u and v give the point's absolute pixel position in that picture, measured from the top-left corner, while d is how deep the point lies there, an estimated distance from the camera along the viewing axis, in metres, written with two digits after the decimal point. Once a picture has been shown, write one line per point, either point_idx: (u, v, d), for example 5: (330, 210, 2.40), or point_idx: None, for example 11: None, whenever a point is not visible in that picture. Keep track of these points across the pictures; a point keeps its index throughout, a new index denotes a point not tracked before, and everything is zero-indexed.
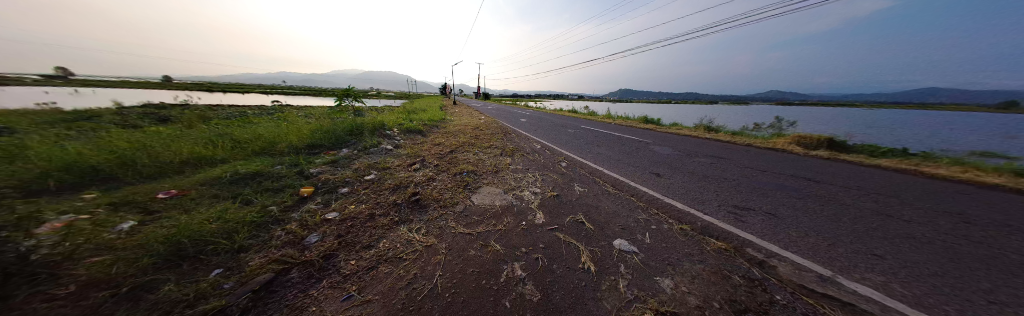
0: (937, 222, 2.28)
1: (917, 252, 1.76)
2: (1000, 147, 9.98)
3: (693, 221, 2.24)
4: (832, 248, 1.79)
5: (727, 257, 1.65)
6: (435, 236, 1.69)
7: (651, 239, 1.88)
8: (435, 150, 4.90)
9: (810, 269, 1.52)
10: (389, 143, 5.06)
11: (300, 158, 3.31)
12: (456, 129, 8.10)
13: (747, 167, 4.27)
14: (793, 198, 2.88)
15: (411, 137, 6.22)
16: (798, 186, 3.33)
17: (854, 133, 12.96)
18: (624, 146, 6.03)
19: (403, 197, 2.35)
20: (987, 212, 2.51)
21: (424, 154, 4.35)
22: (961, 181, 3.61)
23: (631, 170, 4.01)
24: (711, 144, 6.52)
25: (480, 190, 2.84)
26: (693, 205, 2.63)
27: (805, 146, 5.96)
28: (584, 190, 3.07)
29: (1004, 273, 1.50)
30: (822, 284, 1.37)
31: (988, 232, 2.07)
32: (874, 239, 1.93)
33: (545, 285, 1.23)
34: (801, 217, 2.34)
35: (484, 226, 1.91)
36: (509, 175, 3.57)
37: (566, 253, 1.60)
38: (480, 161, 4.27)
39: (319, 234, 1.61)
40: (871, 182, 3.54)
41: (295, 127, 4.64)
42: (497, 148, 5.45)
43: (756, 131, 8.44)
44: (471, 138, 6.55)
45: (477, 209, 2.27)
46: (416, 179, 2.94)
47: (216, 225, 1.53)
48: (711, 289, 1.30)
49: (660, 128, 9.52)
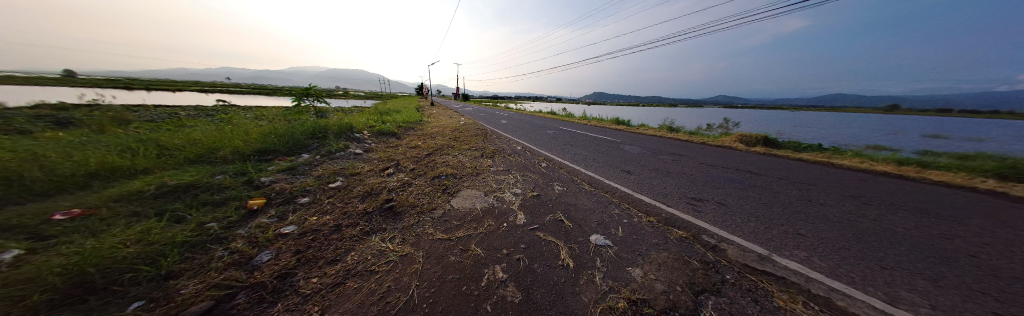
0: (843, 204, 2.78)
1: (830, 229, 2.13)
2: (884, 142, 12.52)
3: (660, 213, 2.44)
4: (769, 230, 2.09)
5: (687, 244, 1.83)
6: (411, 244, 1.62)
7: (623, 232, 2.00)
8: (410, 153, 4.68)
9: (752, 250, 1.75)
10: (358, 146, 4.71)
11: (248, 165, 2.91)
12: (434, 131, 7.84)
13: (703, 163, 4.79)
14: (739, 189, 3.28)
15: (384, 139, 5.88)
16: (742, 178, 3.82)
17: (784, 132, 15.25)
18: (599, 146, 6.36)
19: (375, 204, 2.20)
20: (875, 194, 3.15)
21: (398, 158, 4.14)
22: (859, 170, 4.43)
23: (605, 168, 4.24)
24: (673, 142, 7.20)
25: (459, 193, 2.78)
26: (660, 199, 2.86)
27: (747, 143, 6.86)
28: (562, 188, 3.18)
29: (887, 243, 1.89)
30: (761, 261, 1.59)
31: (875, 211, 2.59)
32: (799, 221, 2.30)
33: (526, 286, 1.24)
34: (745, 205, 2.68)
35: (463, 231, 1.86)
36: (489, 177, 3.55)
37: (546, 252, 1.63)
38: (460, 163, 4.17)
39: (272, 251, 1.43)
40: (796, 172, 4.21)
41: (242, 131, 4.10)
42: (476, 150, 5.38)
43: (708, 130, 9.50)
44: (450, 140, 6.40)
45: (456, 214, 2.20)
46: (390, 185, 2.77)
47: (136, 249, 1.28)
48: (675, 274, 1.43)
49: (629, 128, 10.21)
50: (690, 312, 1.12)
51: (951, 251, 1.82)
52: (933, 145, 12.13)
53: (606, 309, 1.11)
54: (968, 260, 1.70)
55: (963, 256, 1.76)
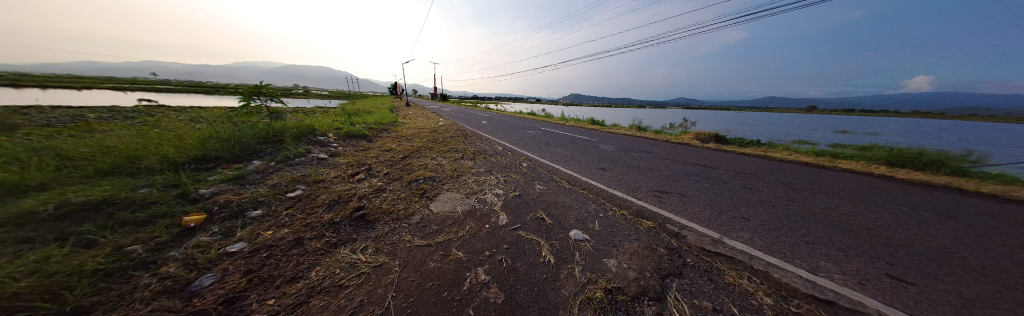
0: (777, 190, 3.26)
1: (768, 212, 2.48)
2: (806, 137, 14.91)
3: (631, 206, 2.62)
4: (721, 216, 2.37)
5: (655, 233, 2.00)
6: (386, 254, 1.52)
7: (599, 226, 2.12)
8: (383, 156, 4.41)
9: (707, 234, 1.97)
10: (322, 151, 4.31)
11: (182, 176, 2.49)
12: (409, 132, 7.49)
13: (668, 158, 5.25)
14: (698, 181, 3.66)
15: (353, 142, 5.45)
16: (700, 171, 4.27)
17: (732, 130, 17.37)
18: (576, 145, 6.64)
19: (344, 213, 2.03)
20: (800, 181, 3.74)
21: (370, 162, 3.87)
22: (789, 161, 5.22)
23: (582, 166, 4.43)
24: (642, 140, 7.79)
25: (439, 197, 2.68)
26: (632, 193, 3.07)
27: (703, 140, 7.69)
28: (543, 187, 3.26)
29: (809, 222, 2.26)
30: (715, 244, 1.81)
31: (801, 195, 3.08)
32: (744, 206, 2.65)
33: (509, 285, 1.25)
34: (702, 195, 3.01)
35: (443, 236, 1.80)
36: (470, 178, 3.49)
37: (528, 250, 1.66)
38: (439, 166, 4.04)
39: (216, 273, 1.24)
40: (742, 165, 4.83)
41: (174, 135, 3.50)
42: (456, 151, 5.26)
43: (671, 129, 10.44)
44: (427, 141, 6.17)
45: (435, 218, 2.12)
46: (361, 192, 2.58)
47: (26, 282, 1.00)
48: (645, 261, 1.55)
49: (604, 128, 10.79)
50: (658, 295, 1.23)
51: (853, 225, 2.25)
52: (839, 139, 14.79)
53: (585, 300, 1.17)
54: (863, 232, 2.11)
55: (860, 228, 2.18)
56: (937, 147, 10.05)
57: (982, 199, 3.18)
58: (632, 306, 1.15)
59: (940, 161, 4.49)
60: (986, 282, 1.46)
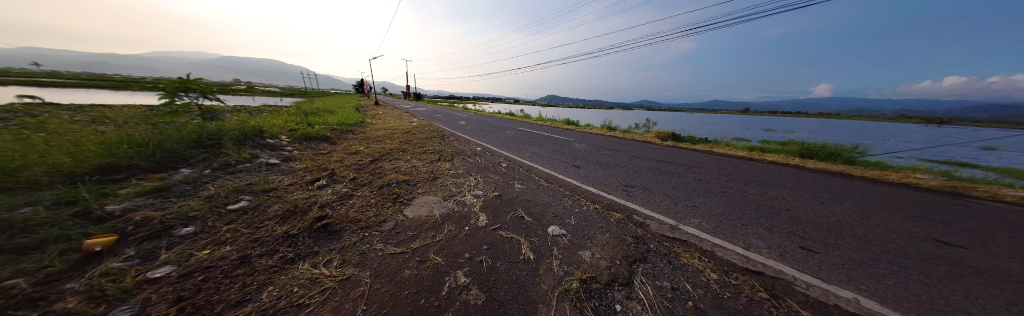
0: (722, 181, 3.78)
1: (714, 200, 2.86)
2: (742, 135, 17.47)
3: (603, 200, 2.81)
4: (679, 205, 2.67)
5: (624, 224, 2.17)
6: (355, 265, 1.41)
7: (575, 221, 2.23)
8: (349, 160, 4.07)
9: (665, 222, 2.21)
10: (273, 155, 3.82)
11: (77, 189, 1.99)
12: (379, 134, 7.02)
13: (634, 155, 5.72)
14: (659, 175, 4.06)
15: (312, 145, 4.91)
16: (661, 166, 4.74)
17: (687, 129, 19.56)
18: (553, 144, 6.87)
19: (302, 224, 1.82)
20: (738, 172, 4.38)
21: (333, 167, 3.54)
22: (730, 155, 6.06)
23: (559, 164, 4.61)
24: (611, 139, 8.36)
25: (414, 201, 2.57)
26: (604, 188, 3.29)
27: (663, 139, 8.53)
28: (522, 186, 3.31)
29: (744, 207, 2.67)
30: (672, 230, 2.05)
31: (739, 184, 3.61)
32: (696, 196, 3.02)
33: (489, 285, 1.26)
34: (663, 188, 3.35)
35: (419, 241, 1.73)
36: (447, 181, 3.39)
37: (508, 249, 1.68)
38: (413, 168, 3.85)
39: (136, 303, 1.00)
40: (694, 159, 5.47)
41: (60, 141, 2.77)
42: (432, 153, 5.07)
43: (636, 128, 11.37)
44: (400, 143, 5.83)
45: (410, 224, 2.03)
46: (323, 199, 2.35)
47: None
48: (615, 250, 1.69)
49: (577, 128, 11.32)
50: (626, 280, 1.35)
51: (776, 207, 2.71)
52: (766, 136, 17.63)
53: (563, 292, 1.23)
54: (783, 212, 2.56)
55: (782, 210, 2.64)
56: (831, 141, 12.59)
57: (861, 182, 4.08)
58: (605, 292, 1.24)
59: (836, 153, 5.62)
60: (863, 247, 1.89)
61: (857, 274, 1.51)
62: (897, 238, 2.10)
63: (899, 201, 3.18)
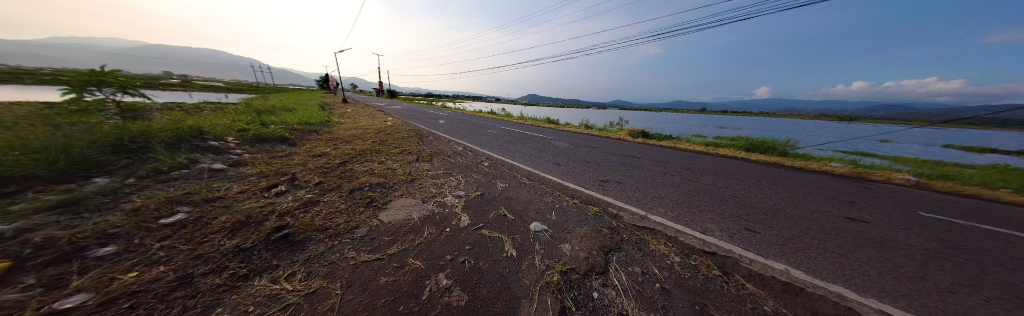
0: (684, 173, 4.18)
1: (678, 191, 3.17)
2: (701, 132, 19.45)
3: (581, 195, 2.94)
4: (648, 197, 2.90)
5: (600, 216, 2.30)
6: (323, 277, 1.29)
7: (555, 216, 2.31)
8: (314, 162, 3.73)
9: (636, 213, 2.39)
10: (218, 160, 3.35)
11: None
12: (349, 134, 6.52)
13: (609, 152, 6.05)
14: (631, 170, 4.37)
15: (269, 147, 4.40)
16: (633, 161, 5.09)
17: (655, 127, 21.20)
18: (533, 142, 6.99)
19: (257, 236, 1.60)
20: (698, 165, 4.89)
21: (295, 171, 3.21)
22: (691, 150, 6.72)
23: (539, 162, 4.71)
24: (589, 137, 8.76)
25: (390, 205, 2.44)
26: (582, 183, 3.44)
27: (634, 136, 9.16)
28: (503, 184, 3.33)
29: (702, 196, 2.99)
30: (642, 219, 2.22)
31: (698, 176, 4.04)
32: (663, 187, 3.31)
33: (472, 285, 1.25)
34: (635, 181, 3.61)
35: (396, 246, 1.66)
36: (426, 182, 3.27)
37: (490, 248, 1.68)
38: (388, 170, 3.65)
39: None
40: (662, 154, 5.98)
41: None
42: (409, 154, 4.84)
43: (610, 127, 12.04)
44: (373, 143, 5.49)
45: (386, 229, 1.92)
46: (282, 207, 2.12)
47: None
48: (592, 242, 1.78)
49: (557, 127, 11.64)
50: (602, 269, 1.44)
51: (727, 195, 3.08)
52: (720, 133, 19.83)
53: (544, 285, 1.27)
54: (733, 199, 2.92)
55: (732, 197, 3.01)
56: (770, 137, 14.60)
57: (792, 171, 4.80)
58: (583, 282, 1.31)
59: (773, 147, 6.54)
60: (792, 225, 2.24)
61: (787, 249, 1.79)
62: (817, 216, 2.53)
63: (819, 185, 3.82)
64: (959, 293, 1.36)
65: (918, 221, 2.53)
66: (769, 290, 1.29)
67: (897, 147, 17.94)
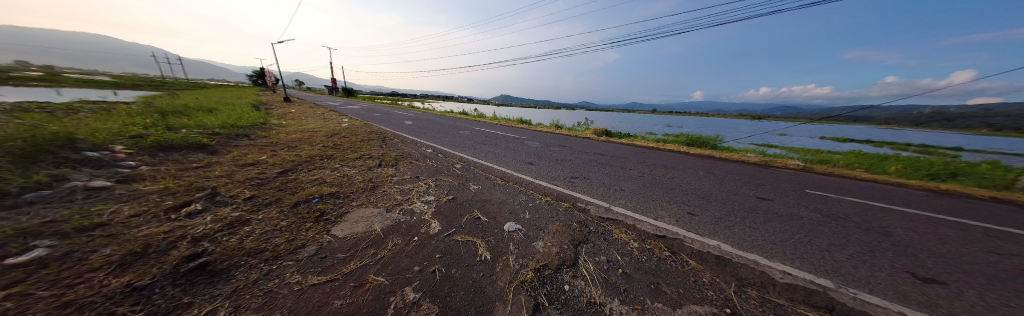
0: (642, 167, 4.64)
1: (638, 184, 3.49)
2: (654, 130, 21.90)
3: (552, 192, 3.05)
4: (613, 190, 3.14)
5: (570, 211, 2.42)
6: (257, 309, 1.08)
7: (529, 214, 2.34)
8: (249, 173, 3.15)
9: (601, 206, 2.57)
10: (103, 175, 2.59)
11: None
12: (294, 138, 5.66)
13: (578, 150, 6.39)
14: (597, 166, 4.69)
15: (181, 157, 3.56)
16: (598, 158, 5.47)
17: (617, 127, 23.23)
18: (506, 143, 7.01)
19: (161, 269, 1.26)
20: (653, 160, 5.49)
21: (220, 185, 2.66)
22: (646, 146, 7.51)
23: (513, 162, 4.73)
24: (558, 136, 9.13)
25: (346, 218, 2.18)
26: (554, 181, 3.56)
27: (598, 135, 9.87)
28: (477, 186, 3.26)
29: (657, 187, 3.35)
30: (606, 211, 2.41)
31: (654, 169, 4.53)
32: (625, 181, 3.62)
33: (443, 295, 1.19)
34: (601, 176, 3.88)
35: (353, 263, 1.49)
36: (390, 189, 3.02)
37: (463, 253, 1.63)
38: (345, 178, 3.27)
39: None
40: (623, 151, 6.56)
41: None
42: (370, 158, 4.42)
43: (578, 126, 12.77)
44: (326, 148, 4.87)
45: (341, 245, 1.72)
46: (199, 231, 1.72)
47: None
48: (563, 236, 1.87)
49: (528, 127, 11.88)
50: (572, 262, 1.51)
51: (676, 184, 3.52)
52: (668, 131, 22.50)
53: (518, 284, 1.28)
54: (681, 188, 3.35)
55: (680, 186, 3.45)
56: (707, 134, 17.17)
57: (722, 161, 5.73)
58: (555, 276, 1.36)
59: (708, 143, 7.70)
60: (724, 207, 2.67)
61: (720, 227, 2.13)
62: (740, 198, 3.06)
63: (741, 173, 4.63)
64: (830, 251, 1.79)
65: (805, 197, 3.26)
66: (706, 264, 1.51)
67: (791, 140, 22.78)
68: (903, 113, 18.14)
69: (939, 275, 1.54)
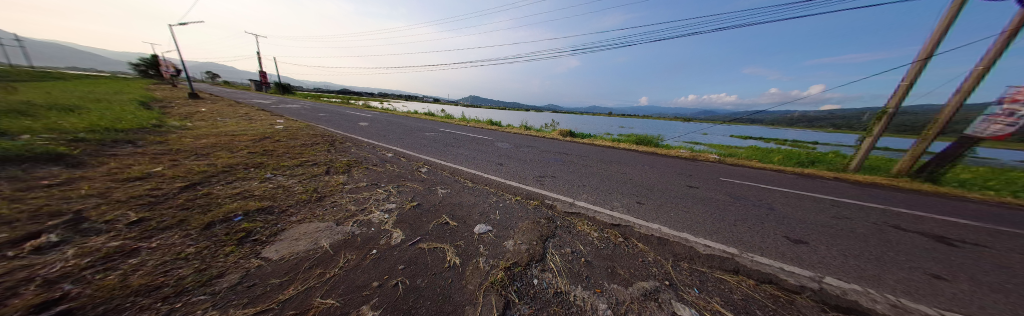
0: (601, 164, 5.11)
1: (598, 179, 3.83)
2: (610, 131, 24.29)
3: (522, 192, 3.14)
4: (576, 186, 3.39)
5: (538, 209, 2.52)
6: None
7: (498, 215, 2.37)
8: (136, 190, 2.44)
9: (566, 201, 2.75)
10: None
11: None
12: (208, 143, 4.59)
13: (544, 150, 6.70)
14: (562, 164, 5.00)
15: (15, 171, 2.55)
16: (563, 157, 5.82)
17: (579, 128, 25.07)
18: (475, 144, 6.94)
19: None
20: (609, 157, 6.09)
21: (88, 208, 2.00)
22: (604, 145, 8.29)
23: (482, 164, 4.70)
24: (526, 137, 9.42)
25: (282, 236, 1.87)
26: (522, 181, 3.67)
27: (563, 135, 10.50)
28: (444, 190, 3.15)
29: (614, 181, 3.74)
30: (570, 206, 2.58)
31: (611, 165, 5.04)
32: (587, 177, 3.94)
33: (409, 307, 1.13)
34: (566, 174, 4.16)
35: (293, 288, 1.29)
36: (342, 199, 2.69)
37: (431, 261, 1.57)
38: (283, 190, 2.80)
39: None
40: (584, 150, 7.12)
41: None
42: (315, 165, 3.87)
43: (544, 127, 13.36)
44: (255, 155, 4.08)
45: (277, 269, 1.47)
46: (51, 270, 1.26)
47: None
48: (532, 233, 1.94)
49: (497, 128, 11.92)
50: (540, 257, 1.59)
51: (628, 178, 3.98)
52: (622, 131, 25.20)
53: (488, 285, 1.29)
54: (632, 181, 3.80)
55: (631, 179, 3.91)
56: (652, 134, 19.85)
57: (663, 157, 6.70)
58: (525, 272, 1.42)
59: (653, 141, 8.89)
60: (665, 195, 3.13)
61: (661, 213, 2.50)
62: (676, 187, 3.62)
63: (677, 166, 5.49)
64: (736, 224, 2.27)
65: (721, 184, 4.04)
66: (650, 245, 1.77)
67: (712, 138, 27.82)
68: (781, 117, 23.89)
69: (800, 236, 2.10)
